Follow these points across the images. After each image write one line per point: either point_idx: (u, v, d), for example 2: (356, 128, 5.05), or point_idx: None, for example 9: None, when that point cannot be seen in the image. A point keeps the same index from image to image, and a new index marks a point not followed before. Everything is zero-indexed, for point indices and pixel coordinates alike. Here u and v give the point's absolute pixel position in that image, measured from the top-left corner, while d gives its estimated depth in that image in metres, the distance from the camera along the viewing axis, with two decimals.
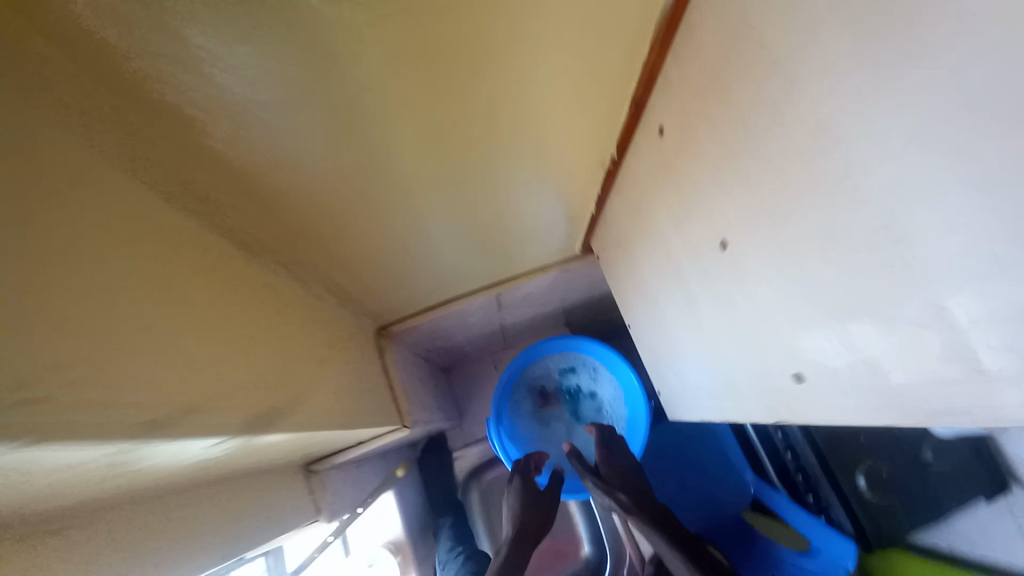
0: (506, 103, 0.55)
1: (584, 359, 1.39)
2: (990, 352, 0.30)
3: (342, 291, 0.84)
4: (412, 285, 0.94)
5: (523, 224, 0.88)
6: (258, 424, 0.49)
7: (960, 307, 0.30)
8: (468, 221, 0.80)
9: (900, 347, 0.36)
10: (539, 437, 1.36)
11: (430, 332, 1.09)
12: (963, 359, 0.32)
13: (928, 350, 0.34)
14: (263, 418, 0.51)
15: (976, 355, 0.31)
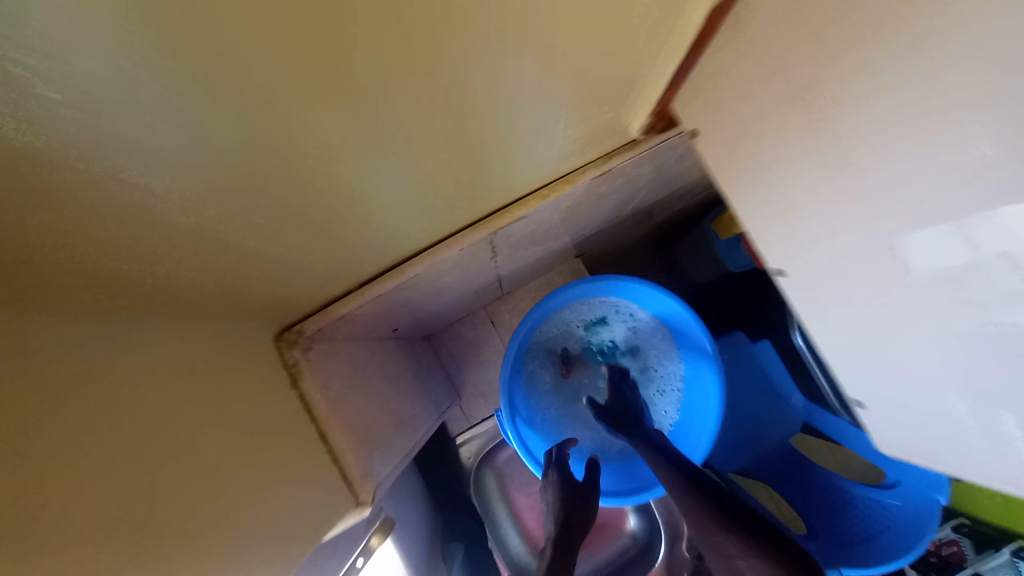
0: None
1: (616, 304, 1.00)
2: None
3: (200, 293, 0.39)
4: (336, 246, 0.49)
5: (548, 92, 0.42)
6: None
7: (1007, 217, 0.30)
8: (435, 85, 0.34)
9: (938, 263, 0.36)
10: (569, 417, 1.01)
11: (389, 309, 0.67)
12: (976, 272, 0.34)
13: (963, 255, 0.34)
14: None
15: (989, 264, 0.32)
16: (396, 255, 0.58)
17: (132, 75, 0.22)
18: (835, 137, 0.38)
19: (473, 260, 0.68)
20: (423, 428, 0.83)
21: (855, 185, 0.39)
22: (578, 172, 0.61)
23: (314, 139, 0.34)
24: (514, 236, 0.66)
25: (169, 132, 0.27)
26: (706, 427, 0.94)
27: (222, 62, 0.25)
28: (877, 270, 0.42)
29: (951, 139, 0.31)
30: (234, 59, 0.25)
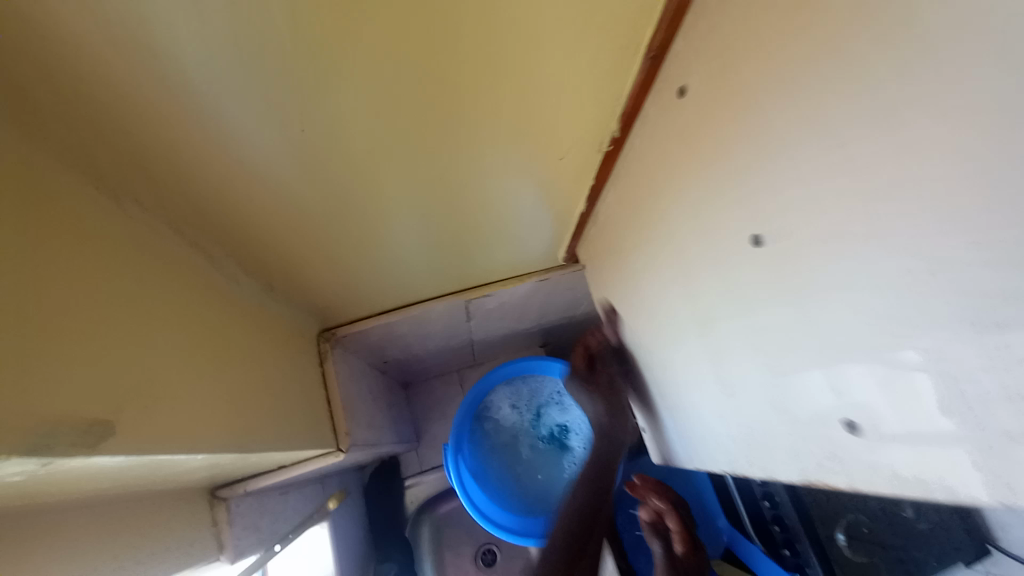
0: (487, 144, 0.50)
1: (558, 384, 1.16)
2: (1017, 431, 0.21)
3: (298, 300, 0.71)
4: (376, 298, 0.79)
5: (510, 250, 0.75)
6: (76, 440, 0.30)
7: (953, 355, 0.23)
8: (446, 238, 0.67)
9: (860, 415, 0.31)
10: (505, 473, 1.13)
11: (384, 336, 0.91)
12: (910, 427, 0.27)
13: (881, 395, 0.29)
14: (88, 429, 0.32)
15: (922, 417, 0.26)
16: (407, 310, 0.86)
17: (328, 241, 0.59)
18: (640, 304, 0.65)
19: (451, 320, 0.97)
20: (380, 445, 1.01)
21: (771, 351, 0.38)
22: (527, 276, 0.85)
23: (382, 253, 0.66)
24: (484, 309, 0.95)
25: (316, 253, 0.61)
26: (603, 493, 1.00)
27: (353, 237, 0.60)
28: (822, 429, 0.35)
29: (855, 241, 0.27)
30: (352, 237, 0.60)
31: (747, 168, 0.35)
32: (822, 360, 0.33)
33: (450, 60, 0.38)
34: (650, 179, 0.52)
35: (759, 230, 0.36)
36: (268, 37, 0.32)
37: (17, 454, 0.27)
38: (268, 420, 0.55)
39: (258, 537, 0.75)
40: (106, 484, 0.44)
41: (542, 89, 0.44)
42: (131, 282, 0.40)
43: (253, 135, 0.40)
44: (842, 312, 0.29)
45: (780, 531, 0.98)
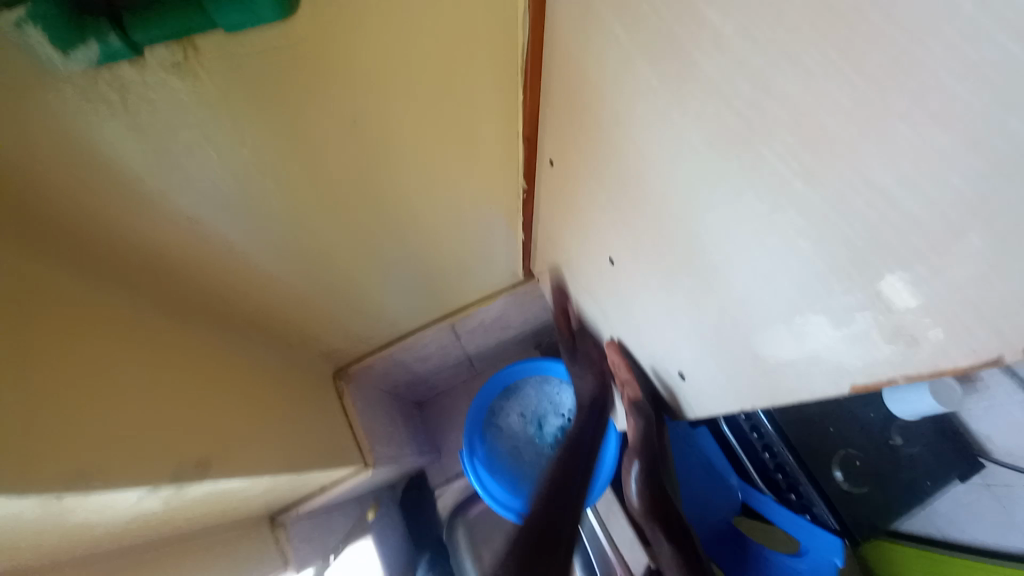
0: (433, 216, 0.63)
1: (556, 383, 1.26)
2: (971, 343, 0.19)
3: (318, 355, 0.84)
4: (378, 337, 0.92)
5: (476, 277, 0.89)
6: (193, 473, 0.42)
7: (889, 280, 0.21)
8: (423, 280, 0.79)
9: (809, 354, 0.30)
10: (518, 468, 1.21)
11: (388, 366, 1.02)
12: (861, 355, 0.26)
13: (809, 316, 0.28)
14: (200, 463, 0.43)
15: (873, 346, 0.25)
16: (406, 343, 0.98)
17: (331, 313, 0.73)
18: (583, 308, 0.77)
19: (442, 343, 1.09)
20: (403, 461, 1.14)
21: (706, 316, 0.40)
22: (497, 294, 0.99)
23: (374, 306, 0.79)
24: (468, 327, 1.07)
25: (323, 324, 0.74)
26: (606, 468, 1.06)
27: (349, 304, 0.73)
28: (767, 372, 0.36)
29: (682, 268, 0.39)
30: (349, 303, 0.73)
31: (604, 220, 0.48)
32: (761, 313, 0.33)
33: (398, 155, 0.50)
34: (553, 220, 0.63)
35: (637, 256, 0.46)
36: (273, 198, 0.47)
37: (162, 485, 0.39)
38: (309, 444, 0.66)
39: (316, 548, 0.91)
40: (201, 518, 0.58)
41: (469, 176, 0.58)
42: (230, 371, 0.54)
43: (276, 256, 0.54)
44: (759, 267, 0.30)
45: (783, 478, 1.03)
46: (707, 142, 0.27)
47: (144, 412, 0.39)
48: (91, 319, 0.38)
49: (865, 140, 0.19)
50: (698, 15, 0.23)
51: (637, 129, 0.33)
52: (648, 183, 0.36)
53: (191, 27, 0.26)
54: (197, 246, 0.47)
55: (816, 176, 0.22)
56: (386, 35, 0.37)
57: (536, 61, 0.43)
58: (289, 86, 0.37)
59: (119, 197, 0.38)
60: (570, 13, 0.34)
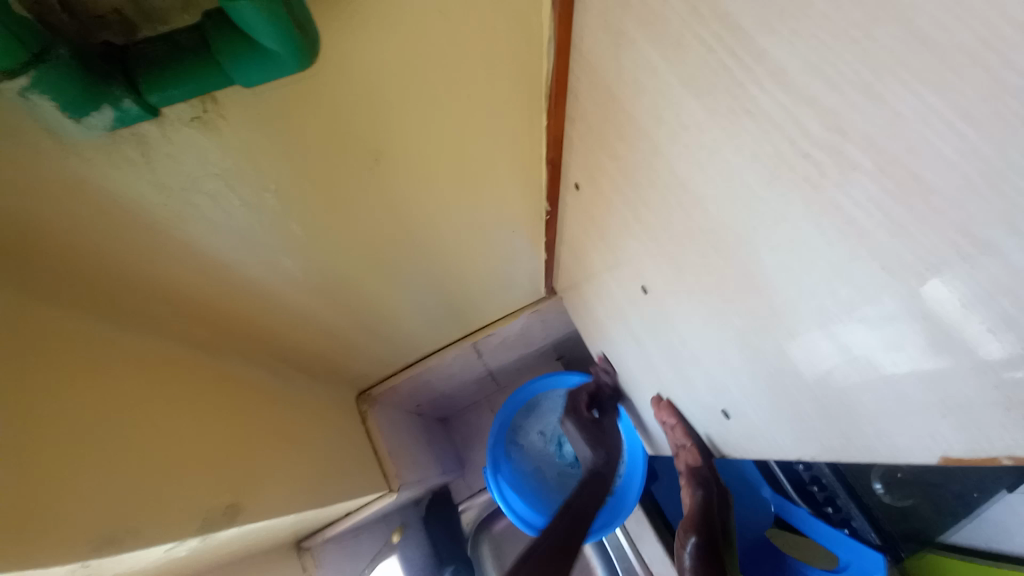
0: (456, 242, 0.61)
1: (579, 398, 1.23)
2: None
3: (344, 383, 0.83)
4: (400, 359, 0.91)
5: (500, 297, 0.86)
6: (221, 520, 0.41)
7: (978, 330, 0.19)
8: (447, 304, 0.77)
9: (887, 406, 0.28)
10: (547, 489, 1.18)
11: (412, 387, 1.01)
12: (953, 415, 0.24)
13: (883, 363, 0.26)
14: (229, 510, 0.42)
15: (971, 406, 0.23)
16: (429, 363, 0.97)
17: (355, 341, 0.72)
18: (608, 330, 0.74)
19: (464, 362, 1.06)
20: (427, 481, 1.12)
21: (758, 358, 0.38)
22: (519, 311, 0.97)
23: (397, 331, 0.78)
24: (490, 345, 1.05)
25: (350, 351, 0.74)
26: (633, 486, 1.03)
27: (373, 330, 0.72)
28: (824, 413, 0.35)
29: (730, 302, 0.37)
30: (373, 329, 0.72)
31: (636, 246, 0.46)
32: (825, 361, 0.31)
33: (424, 185, 0.48)
34: (581, 244, 0.61)
35: (677, 289, 0.44)
36: (296, 237, 0.46)
37: (192, 535, 0.38)
38: (336, 475, 0.65)
39: (343, 573, 0.90)
40: (229, 556, 0.58)
41: (494, 201, 0.56)
42: (256, 408, 0.53)
43: (301, 291, 0.53)
44: (825, 315, 0.28)
45: (820, 490, 0.96)
46: (768, 182, 0.25)
47: (172, 461, 0.38)
48: (117, 368, 0.37)
49: (964, 196, 0.17)
50: (761, 49, 0.21)
51: (681, 165, 0.32)
52: (692, 218, 0.34)
53: (207, 85, 0.25)
54: (223, 288, 0.46)
55: (914, 216, 0.19)
56: (409, 71, 0.35)
57: (563, 85, 0.41)
58: (310, 129, 0.36)
59: (149, 247, 0.38)
60: (601, 42, 0.32)
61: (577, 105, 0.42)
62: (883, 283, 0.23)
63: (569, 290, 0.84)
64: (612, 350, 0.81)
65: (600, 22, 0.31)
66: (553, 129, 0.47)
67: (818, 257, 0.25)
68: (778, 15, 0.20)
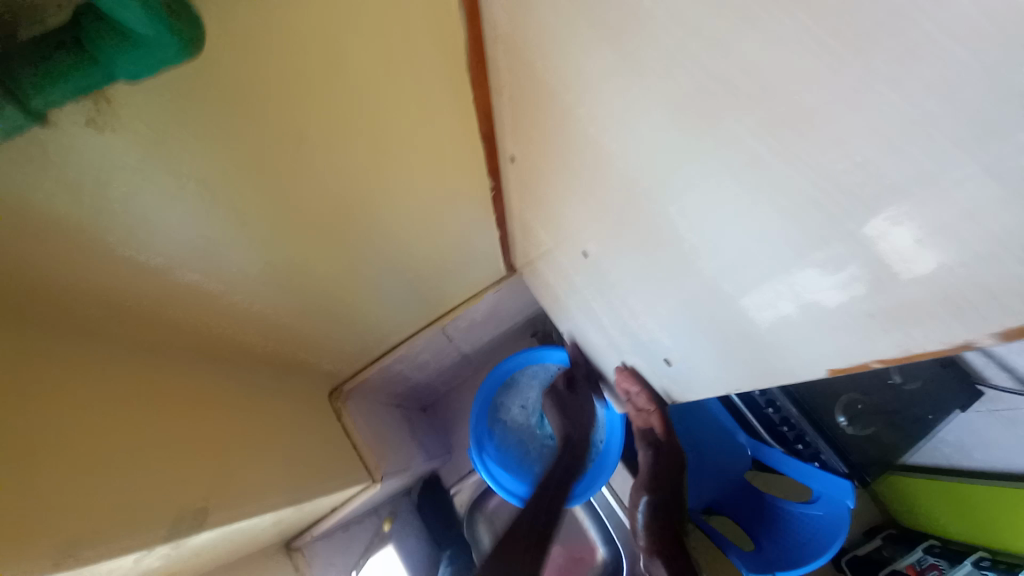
0: (404, 224, 0.61)
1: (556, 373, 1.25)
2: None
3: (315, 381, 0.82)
4: (369, 349, 0.91)
5: (461, 277, 0.87)
6: (193, 521, 0.42)
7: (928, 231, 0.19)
8: (407, 288, 0.77)
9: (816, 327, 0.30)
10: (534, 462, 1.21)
11: (385, 378, 1.01)
12: None
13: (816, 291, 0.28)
14: (196, 514, 0.43)
15: None
16: (398, 351, 0.97)
17: (317, 334, 0.71)
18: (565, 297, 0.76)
19: (435, 346, 1.07)
20: (413, 467, 1.14)
21: (687, 302, 0.41)
22: (484, 290, 0.99)
23: (360, 321, 0.77)
24: (460, 327, 1.05)
25: (315, 347, 0.74)
26: (612, 451, 1.07)
27: (336, 322, 0.72)
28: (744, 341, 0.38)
29: (654, 248, 0.39)
30: (336, 322, 0.72)
31: (571, 209, 0.48)
32: (755, 293, 0.33)
33: (360, 171, 0.48)
34: (525, 216, 0.62)
35: (615, 247, 0.45)
36: (234, 234, 0.45)
37: (160, 544, 0.39)
38: (313, 468, 0.66)
39: (337, 564, 0.92)
40: (211, 559, 0.58)
41: (436, 181, 0.57)
42: (219, 411, 0.53)
43: (249, 289, 0.52)
44: (745, 250, 0.30)
45: (791, 431, 1.02)
46: (665, 123, 0.27)
47: (129, 473, 0.38)
48: (58, 387, 0.37)
49: (876, 99, 0.17)
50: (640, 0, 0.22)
51: (595, 121, 0.33)
52: (611, 172, 0.36)
53: (93, 81, 0.24)
54: (166, 295, 0.46)
55: (782, 138, 0.21)
56: (318, 54, 0.35)
57: (484, 58, 0.41)
58: (227, 121, 0.36)
59: (76, 262, 0.37)
60: (508, 10, 0.33)
61: (499, 77, 0.42)
62: (766, 202, 0.25)
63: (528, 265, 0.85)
64: (570, 318, 0.83)
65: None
66: (480, 99, 0.47)
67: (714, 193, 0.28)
68: None
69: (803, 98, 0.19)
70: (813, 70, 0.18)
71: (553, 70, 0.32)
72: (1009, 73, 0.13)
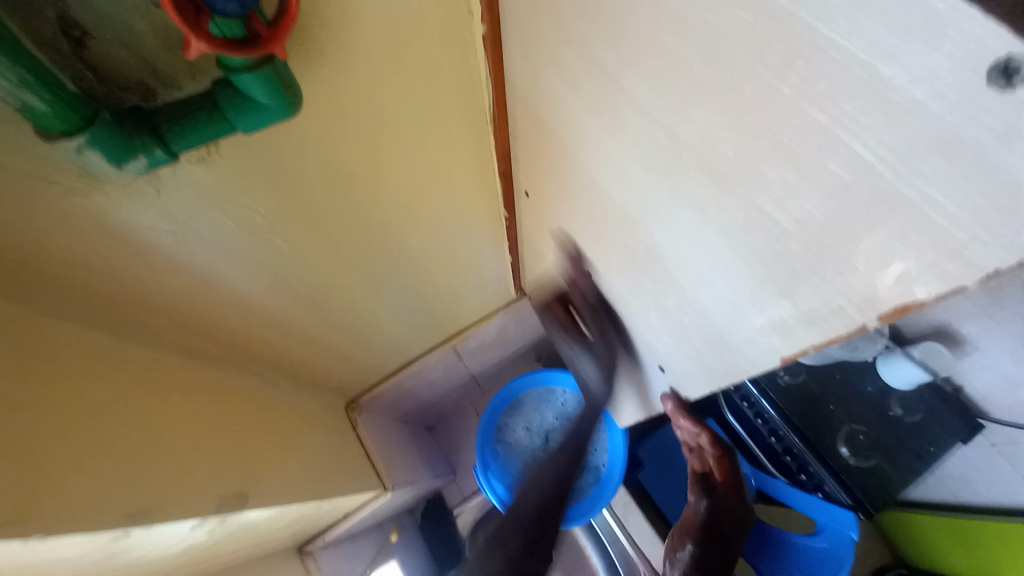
0: (426, 247, 0.68)
1: (561, 395, 1.29)
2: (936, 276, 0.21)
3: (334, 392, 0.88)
4: (384, 364, 0.96)
5: (473, 298, 0.93)
6: (233, 503, 0.47)
7: (842, 257, 0.25)
8: (424, 306, 0.83)
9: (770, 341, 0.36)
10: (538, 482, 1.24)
11: (397, 393, 1.06)
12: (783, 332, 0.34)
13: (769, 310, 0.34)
14: (238, 495, 0.48)
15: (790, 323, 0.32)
16: (410, 367, 1.02)
17: (341, 347, 0.77)
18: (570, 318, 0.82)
19: (446, 364, 1.12)
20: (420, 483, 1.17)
21: (672, 314, 0.47)
22: (494, 312, 1.05)
23: (380, 336, 0.83)
24: (470, 346, 1.11)
25: (338, 359, 0.79)
26: (614, 473, 1.09)
27: (359, 335, 0.78)
28: (721, 352, 0.43)
29: (646, 270, 0.46)
30: (359, 335, 0.78)
31: (576, 236, 0.54)
32: (725, 309, 0.38)
33: (397, 199, 0.56)
34: (535, 240, 0.68)
35: (617, 268, 0.51)
36: (283, 251, 0.52)
37: (209, 516, 0.44)
38: (331, 470, 0.71)
39: (343, 574, 0.95)
40: (236, 551, 0.63)
41: (456, 209, 0.64)
42: (255, 410, 0.58)
43: (289, 301, 0.59)
44: (711, 273, 0.36)
45: (791, 460, 0.96)
46: (646, 172, 0.34)
47: (186, 455, 0.44)
48: (133, 377, 0.43)
49: (782, 161, 0.24)
50: (624, 83, 0.29)
51: (594, 165, 0.40)
52: (607, 206, 0.43)
53: (212, 132, 0.32)
54: (221, 303, 0.52)
55: (726, 188, 0.28)
56: (368, 106, 0.43)
57: (503, 111, 0.49)
58: (289, 160, 0.43)
59: (155, 272, 0.45)
60: (524, 75, 0.41)
61: (515, 125, 0.50)
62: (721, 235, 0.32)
63: (536, 288, 0.92)
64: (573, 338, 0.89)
65: (521, 63, 0.40)
66: (498, 144, 0.54)
67: (685, 227, 0.34)
68: (628, 61, 0.28)
69: (740, 153, 0.25)
70: (742, 141, 0.25)
71: (560, 124, 0.40)
72: (850, 146, 0.20)
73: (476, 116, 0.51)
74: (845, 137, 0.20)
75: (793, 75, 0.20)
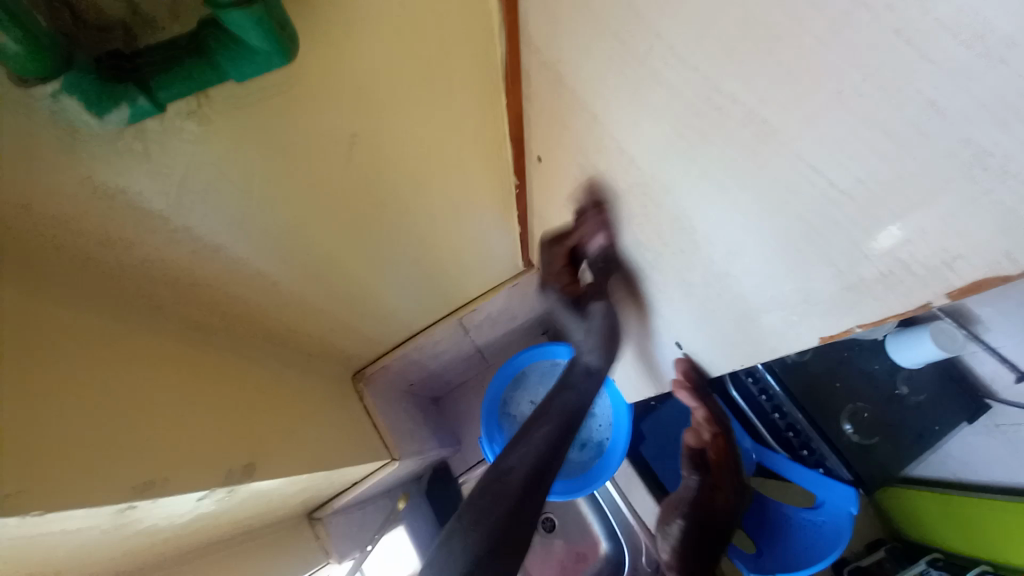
0: (434, 217, 0.66)
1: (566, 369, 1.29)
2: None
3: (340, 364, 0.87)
4: (391, 337, 0.95)
5: (481, 270, 0.91)
6: (242, 474, 0.46)
7: (906, 226, 0.22)
8: (431, 278, 0.82)
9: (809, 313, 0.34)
10: None
11: (403, 365, 1.06)
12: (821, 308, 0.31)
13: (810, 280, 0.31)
14: (246, 466, 0.47)
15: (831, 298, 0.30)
16: (416, 340, 1.01)
17: (347, 318, 0.76)
18: (581, 292, 0.80)
19: (452, 337, 1.11)
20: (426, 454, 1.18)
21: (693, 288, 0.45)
22: (501, 285, 1.03)
23: (386, 308, 0.82)
24: (476, 320, 1.10)
25: (344, 331, 0.78)
26: (618, 447, 1.09)
27: (365, 307, 0.76)
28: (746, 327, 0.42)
29: (668, 242, 0.43)
30: (365, 307, 0.77)
31: (592, 206, 0.52)
32: (756, 283, 0.36)
33: (404, 165, 0.53)
34: (547, 211, 0.66)
35: (635, 241, 0.49)
36: (285, 219, 0.50)
37: (217, 487, 0.43)
38: (339, 441, 0.71)
39: (352, 540, 0.97)
40: (248, 519, 0.63)
41: (465, 177, 0.61)
42: (261, 381, 0.58)
43: (294, 271, 0.57)
44: (743, 244, 0.34)
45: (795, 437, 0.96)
46: (677, 134, 0.31)
47: (192, 426, 0.43)
48: (134, 348, 0.42)
49: (844, 117, 0.21)
50: (660, 31, 0.26)
51: (617, 128, 0.37)
52: (629, 172, 0.40)
53: (205, 82, 0.30)
54: (224, 272, 0.51)
55: (769, 149, 0.25)
56: (372, 60, 0.39)
57: (517, 69, 0.45)
58: (290, 120, 0.41)
59: (155, 240, 0.43)
60: (543, 27, 0.37)
61: (530, 84, 0.46)
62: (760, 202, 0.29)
63: (545, 261, 0.89)
64: (581, 312, 0.87)
65: (541, 13, 0.36)
66: (510, 105, 0.51)
67: (718, 195, 0.32)
68: (666, 5, 0.25)
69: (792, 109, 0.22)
70: (796, 95, 0.22)
71: (581, 82, 0.37)
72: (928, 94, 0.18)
73: (488, 73, 0.47)
74: (922, 82, 0.17)
75: (871, 13, 0.17)
